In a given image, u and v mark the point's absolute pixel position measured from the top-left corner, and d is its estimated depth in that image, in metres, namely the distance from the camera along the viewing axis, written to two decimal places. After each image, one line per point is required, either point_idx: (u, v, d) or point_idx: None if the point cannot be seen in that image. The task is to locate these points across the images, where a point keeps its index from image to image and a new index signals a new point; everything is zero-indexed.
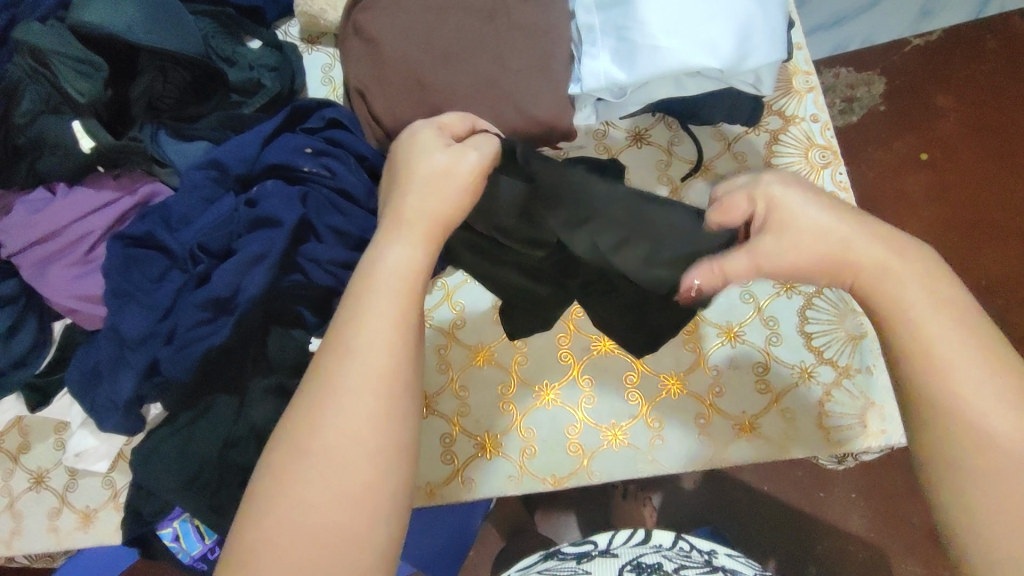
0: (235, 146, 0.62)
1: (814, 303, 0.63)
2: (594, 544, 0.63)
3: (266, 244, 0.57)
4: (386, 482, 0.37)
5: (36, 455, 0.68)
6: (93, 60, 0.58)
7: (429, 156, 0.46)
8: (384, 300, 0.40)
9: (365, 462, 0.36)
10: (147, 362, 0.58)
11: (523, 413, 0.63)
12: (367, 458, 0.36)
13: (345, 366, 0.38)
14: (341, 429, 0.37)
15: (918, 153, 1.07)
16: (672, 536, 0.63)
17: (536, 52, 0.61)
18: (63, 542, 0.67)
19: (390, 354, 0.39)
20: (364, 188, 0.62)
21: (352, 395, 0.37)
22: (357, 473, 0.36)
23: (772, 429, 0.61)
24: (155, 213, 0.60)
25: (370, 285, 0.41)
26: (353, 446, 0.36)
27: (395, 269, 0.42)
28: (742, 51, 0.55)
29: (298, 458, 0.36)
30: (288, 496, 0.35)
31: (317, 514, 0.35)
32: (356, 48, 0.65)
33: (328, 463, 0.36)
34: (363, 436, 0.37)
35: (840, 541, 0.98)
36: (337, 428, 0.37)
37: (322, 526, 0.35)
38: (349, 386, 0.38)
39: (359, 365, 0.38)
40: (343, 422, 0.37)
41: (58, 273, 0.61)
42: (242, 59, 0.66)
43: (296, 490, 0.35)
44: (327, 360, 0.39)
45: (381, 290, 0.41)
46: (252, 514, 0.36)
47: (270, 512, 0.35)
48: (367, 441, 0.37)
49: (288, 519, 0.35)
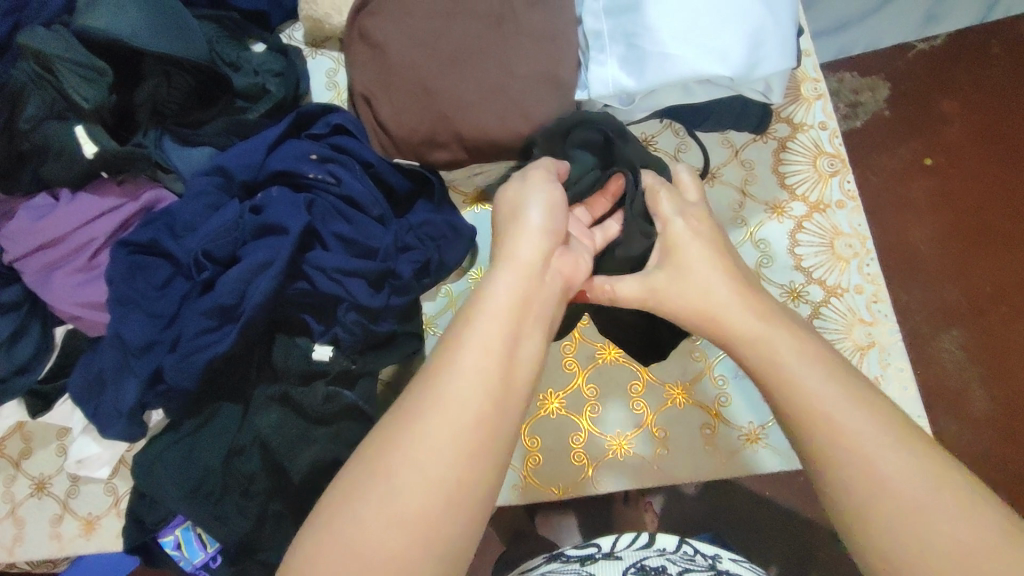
0: (239, 151, 0.61)
1: (822, 313, 0.63)
2: (598, 545, 0.63)
3: (273, 252, 0.57)
4: (453, 531, 0.33)
5: (38, 461, 0.68)
6: (99, 65, 0.57)
7: (511, 187, 0.49)
8: (488, 329, 0.38)
9: (433, 502, 0.33)
10: (152, 370, 0.57)
11: (529, 421, 0.62)
12: (440, 502, 0.33)
13: (429, 394, 0.35)
14: (414, 460, 0.33)
15: (922, 159, 1.07)
16: (677, 539, 0.62)
17: (543, 58, 0.60)
18: (65, 549, 0.66)
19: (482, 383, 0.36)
20: (369, 195, 0.61)
21: (441, 415, 0.35)
22: (428, 500, 0.33)
23: (778, 441, 0.61)
24: (159, 219, 0.60)
25: (476, 317, 0.39)
26: (426, 482, 0.33)
27: (498, 303, 0.40)
28: (752, 60, 0.55)
29: (375, 472, 0.33)
30: (346, 527, 0.32)
31: (373, 551, 0.32)
32: (363, 53, 0.65)
33: (402, 481, 0.33)
34: (443, 462, 0.34)
35: (843, 547, 0.98)
36: (411, 460, 0.34)
37: (381, 546, 0.32)
38: (432, 418, 0.35)
39: (446, 396, 0.35)
40: (418, 454, 0.34)
41: (62, 280, 0.60)
42: (247, 63, 0.66)
43: (364, 505, 0.33)
44: (412, 384, 0.37)
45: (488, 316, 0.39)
46: (317, 523, 0.33)
47: (325, 540, 0.32)
48: (443, 484, 0.33)
49: (350, 534, 0.32)
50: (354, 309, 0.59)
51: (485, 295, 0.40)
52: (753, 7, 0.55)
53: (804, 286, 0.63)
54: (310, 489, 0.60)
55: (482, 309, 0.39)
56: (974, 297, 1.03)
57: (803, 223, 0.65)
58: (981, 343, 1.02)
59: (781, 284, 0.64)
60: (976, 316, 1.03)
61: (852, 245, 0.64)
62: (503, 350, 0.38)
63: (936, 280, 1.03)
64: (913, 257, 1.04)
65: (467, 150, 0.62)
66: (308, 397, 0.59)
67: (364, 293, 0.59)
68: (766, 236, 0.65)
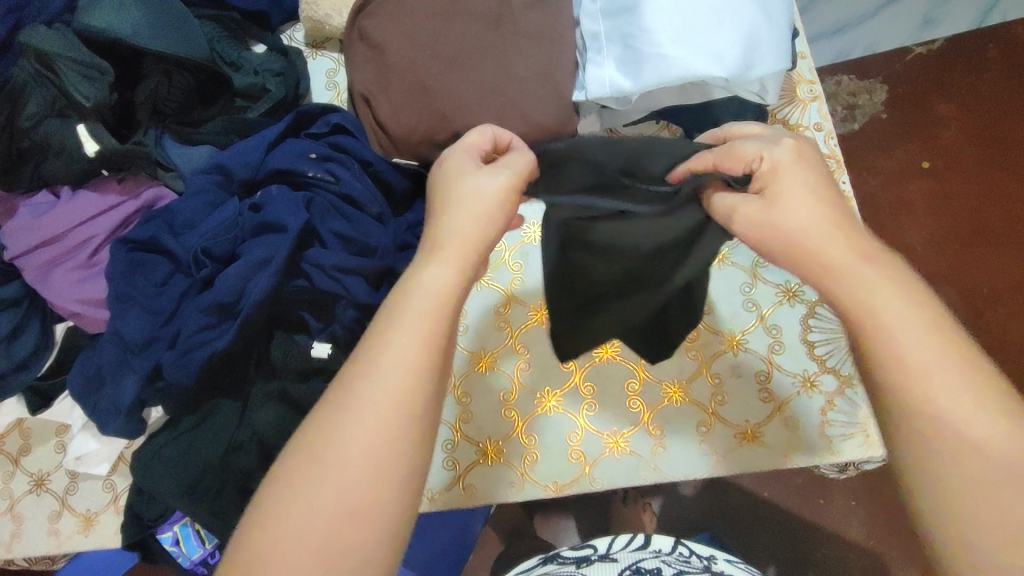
0: (240, 150, 0.61)
1: (817, 312, 0.63)
2: (594, 548, 0.63)
3: (272, 249, 0.57)
4: (383, 516, 0.34)
5: (37, 457, 0.68)
6: (99, 64, 0.57)
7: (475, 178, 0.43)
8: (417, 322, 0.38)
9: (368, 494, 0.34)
10: (151, 367, 0.58)
11: (525, 418, 0.63)
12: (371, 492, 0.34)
13: (348, 389, 0.36)
14: (335, 452, 0.34)
15: (920, 162, 1.07)
16: (672, 540, 0.63)
17: (541, 58, 0.61)
18: (63, 545, 0.66)
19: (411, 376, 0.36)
20: (368, 194, 0.62)
21: (370, 410, 0.35)
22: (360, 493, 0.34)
23: (775, 438, 0.61)
24: (159, 216, 0.60)
25: (401, 303, 0.39)
26: (351, 476, 0.34)
27: (429, 292, 0.39)
28: (747, 61, 0.55)
29: (307, 469, 0.34)
30: (276, 524, 0.33)
31: (298, 546, 0.33)
32: (362, 54, 0.66)
33: (333, 477, 0.34)
34: (374, 454, 0.35)
35: (840, 548, 0.98)
36: (334, 453, 0.34)
37: (315, 540, 0.33)
38: (353, 412, 0.35)
39: (375, 390, 0.36)
40: (341, 448, 0.34)
41: (62, 277, 0.61)
42: (248, 64, 0.67)
43: (298, 502, 0.34)
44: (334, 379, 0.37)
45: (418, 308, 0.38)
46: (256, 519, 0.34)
47: (259, 537, 0.33)
48: (367, 473, 0.34)
49: (285, 531, 0.33)
50: (352, 306, 0.60)
51: (411, 282, 0.40)
52: (748, 9, 0.55)
53: (800, 286, 0.64)
54: None
55: (405, 297, 0.39)
56: (969, 298, 1.04)
57: None
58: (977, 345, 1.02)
59: (776, 283, 0.64)
60: (972, 317, 1.03)
61: None
62: (428, 334, 0.38)
63: (932, 282, 1.04)
64: (909, 259, 1.05)
65: None
66: (305, 393, 0.60)
67: (362, 290, 0.59)
68: None
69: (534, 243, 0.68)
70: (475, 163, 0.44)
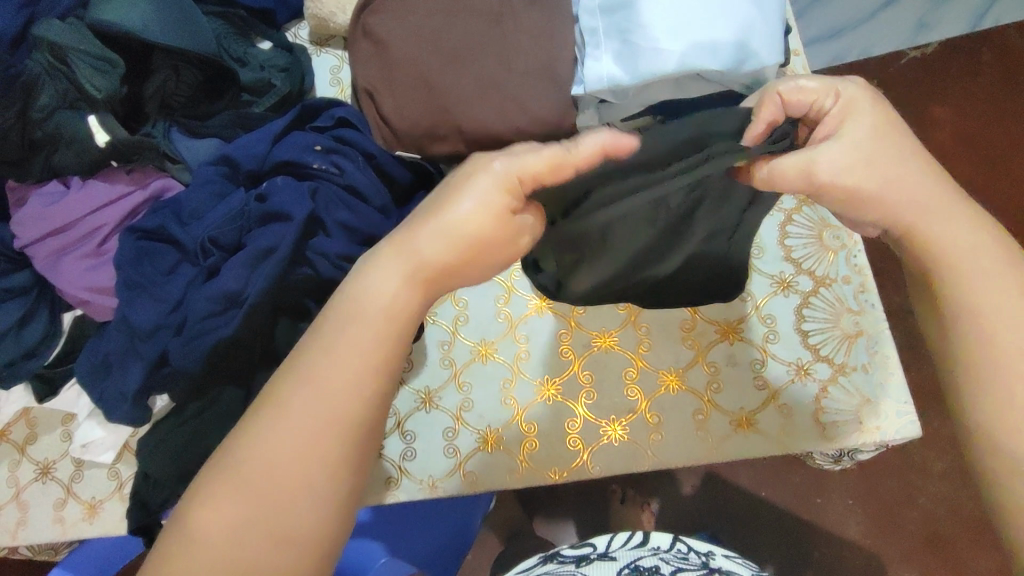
0: (245, 142, 0.63)
1: (811, 302, 0.64)
2: (593, 546, 0.64)
3: (276, 238, 0.58)
4: (297, 533, 0.35)
5: (43, 446, 0.69)
6: (111, 57, 0.59)
7: (481, 212, 0.41)
8: (361, 333, 0.38)
9: (297, 494, 0.35)
10: (158, 354, 0.59)
11: (524, 407, 0.64)
12: (304, 492, 0.35)
13: (271, 405, 0.36)
14: (250, 469, 0.35)
15: None
16: (671, 538, 0.63)
17: (541, 54, 0.62)
18: (67, 533, 0.67)
19: (356, 388, 0.37)
20: (372, 185, 0.64)
21: (308, 414, 0.36)
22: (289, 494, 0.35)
23: (770, 426, 0.62)
24: (166, 207, 0.62)
25: (346, 315, 0.39)
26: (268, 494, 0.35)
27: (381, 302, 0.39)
28: (742, 54, 0.57)
29: (241, 462, 0.35)
30: (201, 514, 0.35)
31: (212, 540, 0.34)
32: (365, 49, 0.67)
33: (265, 472, 0.35)
34: (307, 454, 0.36)
35: (837, 546, 0.99)
36: (249, 469, 0.35)
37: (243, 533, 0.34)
38: (272, 428, 0.36)
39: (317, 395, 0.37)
40: (259, 467, 0.35)
41: (71, 265, 0.62)
42: (253, 60, 0.68)
43: (232, 493, 0.35)
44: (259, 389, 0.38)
45: (367, 318, 0.39)
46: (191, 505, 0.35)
47: (187, 522, 0.35)
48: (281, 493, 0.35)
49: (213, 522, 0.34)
50: None
51: (355, 294, 0.39)
52: (742, 5, 0.57)
53: (794, 277, 0.65)
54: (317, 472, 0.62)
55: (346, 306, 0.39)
56: None
57: (793, 216, 0.67)
58: None
59: (770, 274, 0.66)
60: None
61: (840, 237, 0.66)
62: (370, 352, 0.38)
63: None
64: None
65: (467, 143, 0.65)
66: None
67: None
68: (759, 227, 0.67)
69: None
70: (494, 199, 0.41)
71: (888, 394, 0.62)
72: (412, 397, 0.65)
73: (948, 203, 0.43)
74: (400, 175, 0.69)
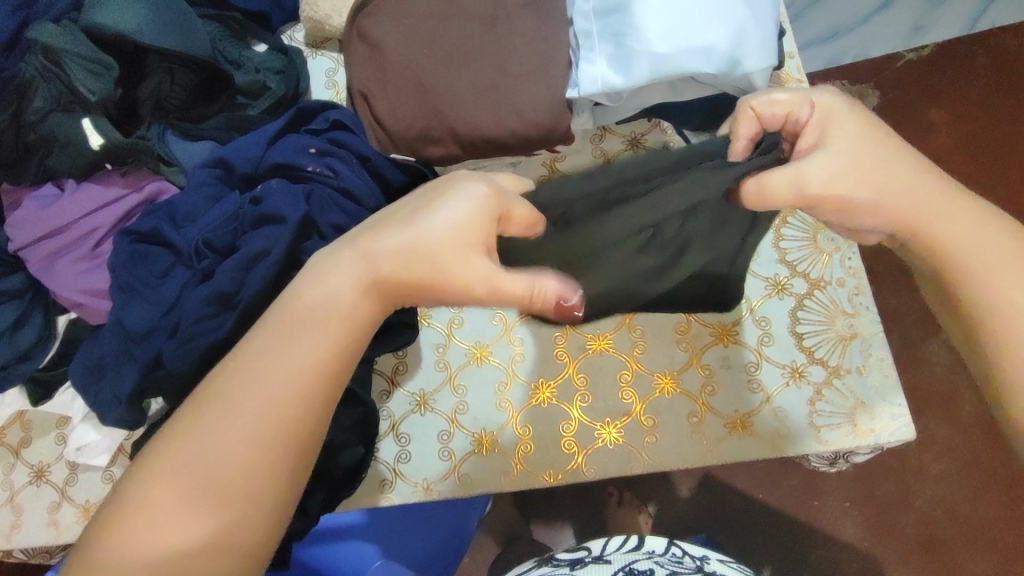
0: (241, 144, 0.63)
1: (806, 305, 0.64)
2: (588, 549, 0.64)
3: (270, 241, 0.58)
4: (236, 538, 0.36)
5: (37, 449, 0.69)
6: (105, 60, 0.59)
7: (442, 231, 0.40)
8: (311, 342, 0.38)
9: (235, 499, 0.36)
10: (151, 356, 0.59)
11: (519, 410, 0.64)
12: (243, 499, 0.36)
13: (219, 410, 0.37)
14: (199, 472, 0.36)
15: None
16: (666, 542, 0.63)
17: (535, 57, 0.62)
18: (61, 536, 0.67)
19: (298, 397, 0.38)
20: (366, 188, 0.64)
21: (250, 423, 0.36)
22: (228, 499, 0.36)
23: (765, 428, 0.62)
24: (161, 210, 0.62)
25: (305, 321, 0.39)
26: (213, 498, 0.36)
27: (330, 312, 0.39)
28: (735, 58, 0.57)
29: (184, 465, 0.36)
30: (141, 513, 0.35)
31: (153, 539, 0.35)
32: (360, 52, 0.67)
33: (207, 478, 0.36)
34: (248, 461, 0.36)
35: (834, 549, 0.99)
36: (195, 472, 0.36)
37: (182, 536, 0.35)
38: (216, 434, 0.36)
39: (259, 405, 0.37)
40: (201, 473, 0.36)
41: (65, 268, 0.62)
42: (249, 61, 0.68)
43: (174, 494, 0.36)
44: (209, 384, 0.38)
45: (314, 325, 0.39)
46: (133, 501, 0.36)
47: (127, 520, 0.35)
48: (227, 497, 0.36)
49: (153, 523, 0.35)
50: None
51: (314, 302, 0.39)
52: (736, 7, 0.57)
53: (788, 279, 0.65)
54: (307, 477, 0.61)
55: (305, 310, 0.39)
56: None
57: (789, 219, 0.67)
58: None
59: (766, 277, 0.65)
60: None
61: (835, 239, 0.65)
62: (314, 361, 0.38)
63: None
64: None
65: (461, 146, 0.65)
66: None
67: None
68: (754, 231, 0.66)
69: None
70: (462, 210, 0.40)
71: (883, 397, 0.62)
72: (407, 400, 0.65)
73: (933, 204, 0.44)
74: (395, 178, 0.66)
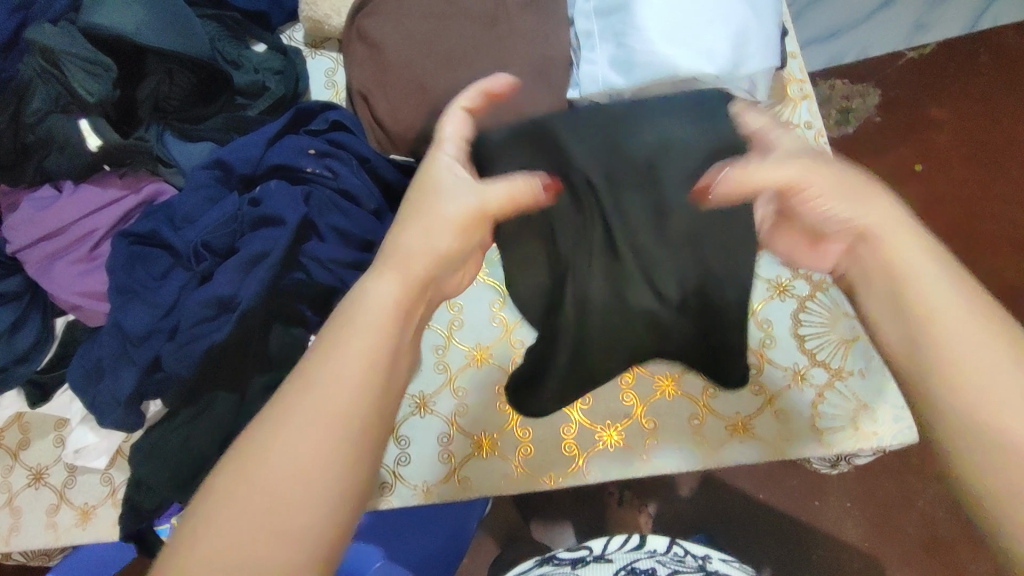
0: (239, 146, 0.62)
1: (808, 307, 0.64)
2: (589, 548, 0.63)
3: (269, 243, 0.58)
4: (309, 527, 0.35)
5: (36, 451, 0.69)
6: (103, 61, 0.59)
7: (454, 192, 0.46)
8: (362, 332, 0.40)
9: (305, 487, 0.35)
10: (150, 358, 0.58)
11: (519, 412, 0.64)
12: (314, 486, 0.35)
13: (283, 408, 0.37)
14: (269, 463, 0.35)
15: (912, 164, 1.08)
16: (667, 540, 0.62)
17: (536, 57, 0.62)
18: (60, 539, 0.67)
19: (358, 381, 0.38)
20: (366, 190, 0.63)
21: (314, 409, 0.37)
22: (300, 487, 0.35)
23: (766, 431, 0.62)
24: (160, 211, 0.61)
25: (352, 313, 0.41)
26: (272, 488, 0.35)
27: (378, 304, 0.41)
28: (737, 58, 0.56)
29: (253, 464, 0.35)
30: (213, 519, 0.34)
31: (227, 542, 0.34)
32: (360, 52, 0.67)
33: (276, 469, 0.35)
34: (317, 448, 0.36)
35: (835, 549, 0.98)
36: (266, 466, 0.35)
37: (259, 531, 0.34)
38: (282, 429, 0.36)
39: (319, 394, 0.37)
40: (270, 467, 0.35)
41: (63, 270, 0.61)
42: (248, 62, 0.67)
43: (245, 493, 0.35)
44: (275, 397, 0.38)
45: (363, 318, 0.40)
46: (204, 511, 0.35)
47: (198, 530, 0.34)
48: (287, 488, 0.35)
49: (226, 526, 0.34)
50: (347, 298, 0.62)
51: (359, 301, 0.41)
52: (737, 8, 0.57)
53: (790, 281, 0.65)
54: None
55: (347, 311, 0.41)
56: None
57: None
58: None
59: (767, 278, 0.65)
60: None
61: None
62: (370, 346, 0.39)
63: None
64: None
65: None
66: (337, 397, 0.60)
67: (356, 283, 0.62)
68: None
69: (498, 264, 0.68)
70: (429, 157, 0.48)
71: (885, 400, 0.61)
72: (406, 402, 0.64)
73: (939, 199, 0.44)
74: (395, 179, 0.66)
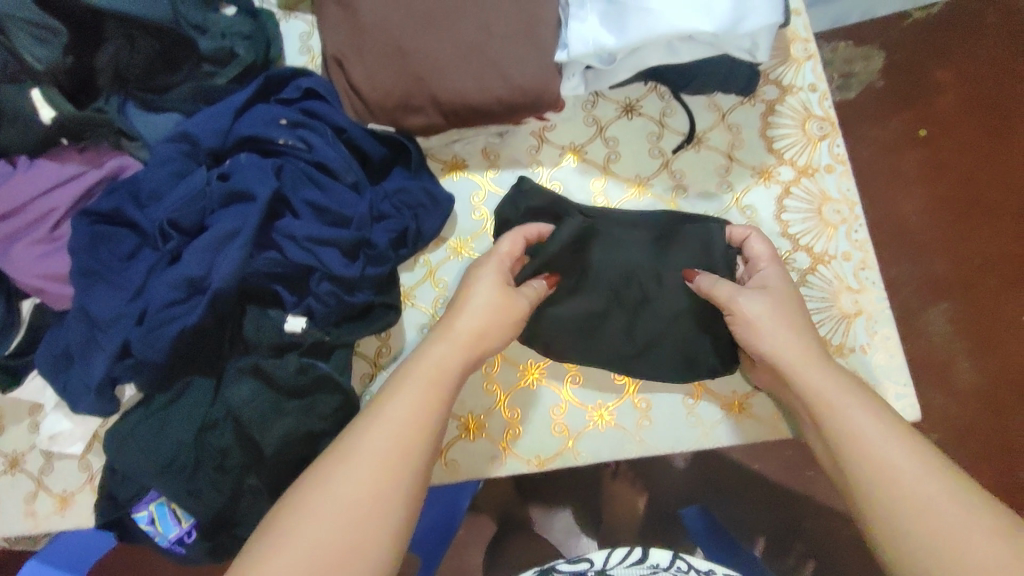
0: (206, 117, 0.58)
1: (809, 281, 0.61)
2: (589, 562, 0.60)
3: (239, 220, 0.55)
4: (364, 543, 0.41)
5: (10, 437, 0.66)
6: (52, 25, 0.54)
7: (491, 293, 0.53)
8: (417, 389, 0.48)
9: (363, 512, 0.42)
10: (119, 345, 0.55)
11: (508, 392, 0.61)
12: (370, 510, 0.42)
13: (341, 452, 0.45)
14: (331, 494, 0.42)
15: (915, 130, 1.05)
16: (671, 554, 0.59)
17: (521, 17, 0.58)
18: (40, 526, 0.65)
19: (413, 424, 0.47)
20: (342, 161, 0.59)
21: (369, 455, 0.44)
22: (359, 509, 0.42)
23: (763, 411, 0.60)
24: (123, 187, 0.58)
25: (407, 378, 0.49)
26: (329, 513, 0.42)
27: (431, 360, 0.50)
28: (738, 15, 0.52)
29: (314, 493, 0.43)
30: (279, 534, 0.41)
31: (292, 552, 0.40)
32: (334, 14, 0.63)
33: (335, 495, 0.42)
34: (370, 482, 0.43)
35: (829, 519, 0.98)
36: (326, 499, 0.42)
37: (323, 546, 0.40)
38: (339, 467, 0.44)
39: (373, 437, 0.45)
40: (329, 495, 0.42)
41: (23, 251, 0.57)
42: (214, 26, 0.62)
43: (310, 514, 0.42)
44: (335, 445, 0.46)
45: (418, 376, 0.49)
46: (275, 527, 0.41)
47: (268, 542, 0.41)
48: (346, 510, 0.42)
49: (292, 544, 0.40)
50: (327, 279, 0.57)
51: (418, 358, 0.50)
52: None
53: (791, 254, 0.61)
54: (284, 464, 0.57)
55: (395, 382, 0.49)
56: (963, 269, 1.02)
57: (791, 188, 0.62)
58: (961, 308, 1.01)
59: None
60: (965, 287, 1.02)
61: (841, 211, 0.62)
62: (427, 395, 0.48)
63: (923, 254, 1.03)
64: (904, 232, 1.03)
65: (444, 115, 0.60)
66: (279, 367, 0.56)
67: (336, 261, 0.56)
68: (753, 201, 0.63)
69: (491, 191, 0.65)
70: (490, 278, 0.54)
71: (887, 378, 0.59)
72: None
73: None
74: (372, 150, 0.62)
